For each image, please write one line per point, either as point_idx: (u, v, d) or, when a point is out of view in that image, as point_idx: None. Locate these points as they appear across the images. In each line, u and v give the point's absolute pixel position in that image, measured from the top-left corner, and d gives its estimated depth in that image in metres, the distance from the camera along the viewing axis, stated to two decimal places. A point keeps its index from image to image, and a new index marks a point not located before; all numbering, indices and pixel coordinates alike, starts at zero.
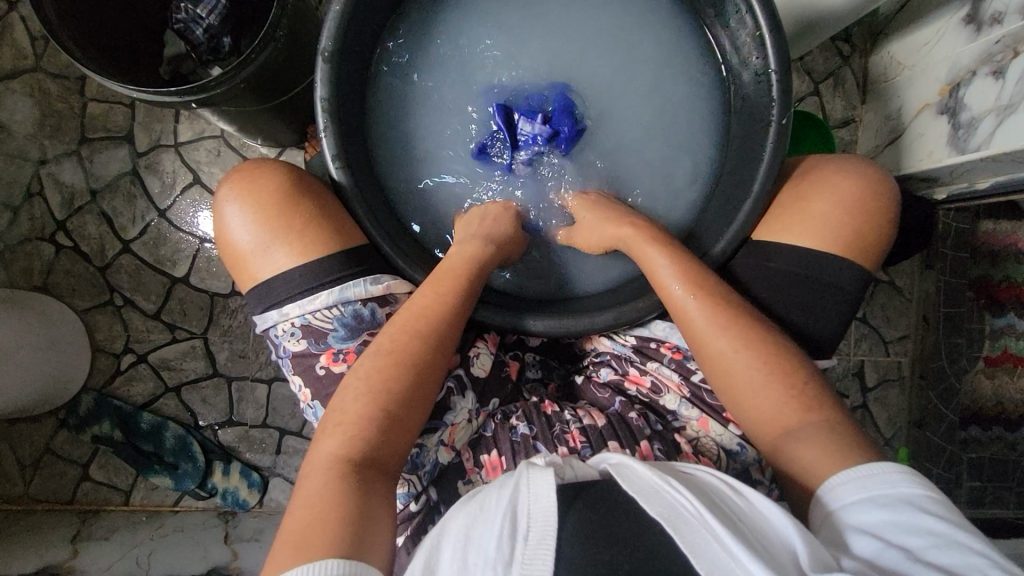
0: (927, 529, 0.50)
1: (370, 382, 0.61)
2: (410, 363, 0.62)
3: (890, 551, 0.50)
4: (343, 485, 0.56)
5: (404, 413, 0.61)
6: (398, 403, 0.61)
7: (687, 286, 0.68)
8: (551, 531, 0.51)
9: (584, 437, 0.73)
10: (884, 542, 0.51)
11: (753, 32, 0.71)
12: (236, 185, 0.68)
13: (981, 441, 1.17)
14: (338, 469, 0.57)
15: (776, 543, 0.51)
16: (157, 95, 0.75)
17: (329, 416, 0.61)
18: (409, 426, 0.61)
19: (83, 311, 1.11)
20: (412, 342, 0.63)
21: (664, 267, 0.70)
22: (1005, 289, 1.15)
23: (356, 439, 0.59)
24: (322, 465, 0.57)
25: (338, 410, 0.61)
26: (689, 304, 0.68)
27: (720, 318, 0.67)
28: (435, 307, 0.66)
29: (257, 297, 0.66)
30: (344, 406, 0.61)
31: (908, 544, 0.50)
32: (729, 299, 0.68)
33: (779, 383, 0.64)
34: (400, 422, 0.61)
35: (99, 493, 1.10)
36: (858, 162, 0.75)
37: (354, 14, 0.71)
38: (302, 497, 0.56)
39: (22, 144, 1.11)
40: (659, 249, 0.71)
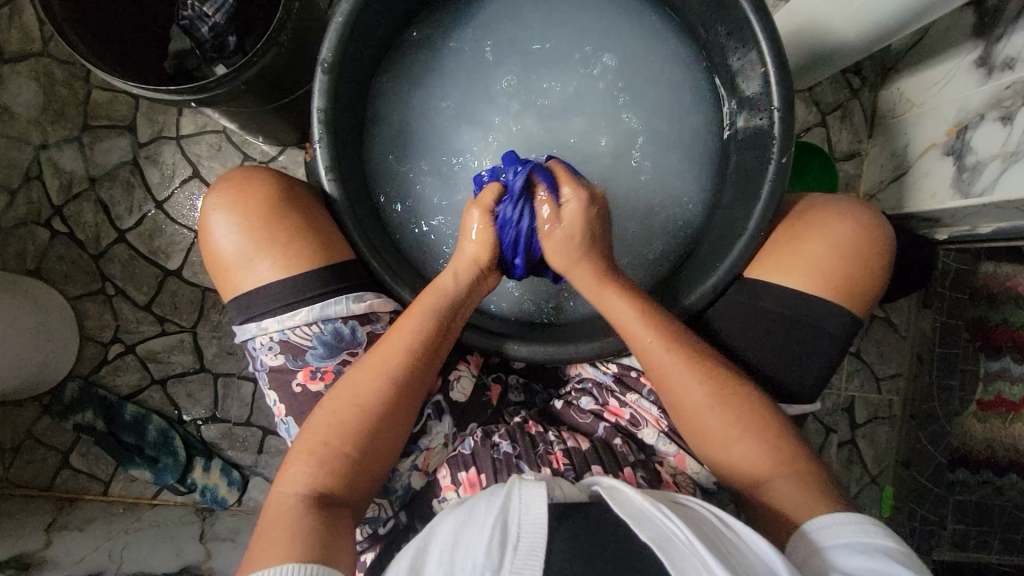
0: None
1: (339, 413, 0.62)
2: (383, 396, 0.64)
3: None
4: (309, 517, 0.57)
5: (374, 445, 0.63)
6: (369, 438, 0.63)
7: (660, 337, 0.67)
8: (540, 544, 0.51)
9: (567, 459, 0.72)
10: None
11: (757, 68, 0.71)
12: (223, 193, 0.67)
13: (970, 484, 1.15)
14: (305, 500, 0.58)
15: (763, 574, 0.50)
16: (156, 94, 0.75)
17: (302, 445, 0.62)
18: (379, 456, 0.63)
19: (74, 298, 1.11)
20: (386, 374, 0.64)
21: (625, 311, 0.68)
22: (1001, 332, 1.11)
23: (327, 468, 0.61)
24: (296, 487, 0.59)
25: (315, 433, 0.62)
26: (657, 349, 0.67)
27: (683, 375, 0.66)
28: (420, 333, 0.66)
29: (238, 308, 0.66)
30: (317, 433, 0.62)
31: None
32: (703, 356, 0.67)
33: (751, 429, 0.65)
34: (369, 452, 0.63)
35: (78, 481, 1.10)
36: (854, 205, 0.74)
37: (357, 26, 0.70)
38: (273, 515, 0.58)
39: (23, 127, 1.10)
40: (618, 295, 0.68)
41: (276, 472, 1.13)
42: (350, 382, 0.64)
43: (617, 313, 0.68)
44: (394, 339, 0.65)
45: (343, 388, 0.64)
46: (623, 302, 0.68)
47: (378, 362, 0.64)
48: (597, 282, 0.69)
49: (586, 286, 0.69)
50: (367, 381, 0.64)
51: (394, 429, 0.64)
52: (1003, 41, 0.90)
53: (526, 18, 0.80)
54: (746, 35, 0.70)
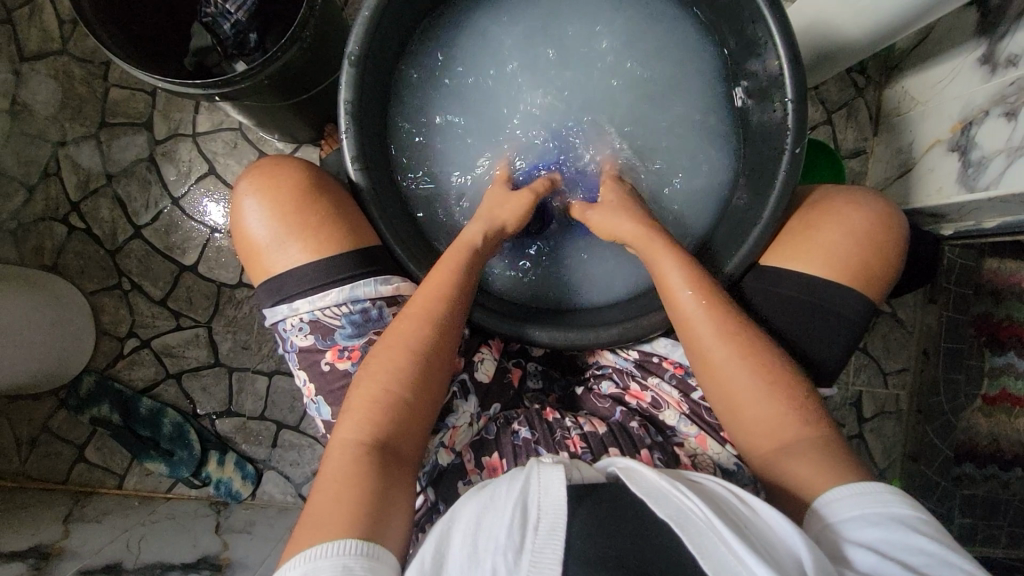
0: (920, 548, 0.51)
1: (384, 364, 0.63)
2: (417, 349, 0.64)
3: (887, 563, 0.50)
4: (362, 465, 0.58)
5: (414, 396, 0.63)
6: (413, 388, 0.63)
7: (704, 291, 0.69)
8: (560, 524, 0.52)
9: (585, 442, 0.74)
10: (881, 554, 0.51)
11: (771, 64, 0.72)
12: (256, 180, 0.69)
13: (975, 478, 1.17)
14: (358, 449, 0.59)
15: (781, 552, 0.51)
16: (183, 87, 0.76)
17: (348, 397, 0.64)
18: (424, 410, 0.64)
19: (90, 293, 1.12)
20: (418, 326, 0.65)
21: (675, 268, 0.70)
22: (1005, 328, 1.14)
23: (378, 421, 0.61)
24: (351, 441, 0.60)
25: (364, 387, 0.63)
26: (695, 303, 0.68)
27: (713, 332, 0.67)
28: (447, 288, 0.68)
29: (268, 290, 0.67)
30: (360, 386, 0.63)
31: (903, 559, 0.51)
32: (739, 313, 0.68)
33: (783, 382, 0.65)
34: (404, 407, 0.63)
35: (93, 475, 1.11)
36: (867, 195, 0.75)
37: (382, 21, 0.72)
38: (331, 470, 0.58)
39: (42, 124, 1.12)
40: (671, 253, 0.70)
41: (290, 466, 1.14)
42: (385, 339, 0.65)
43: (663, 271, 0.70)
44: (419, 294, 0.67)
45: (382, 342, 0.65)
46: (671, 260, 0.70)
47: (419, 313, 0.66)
48: (654, 243, 0.71)
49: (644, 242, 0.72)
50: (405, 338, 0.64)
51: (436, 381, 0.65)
52: (1007, 39, 0.92)
53: (543, 15, 0.82)
54: (760, 30, 0.72)
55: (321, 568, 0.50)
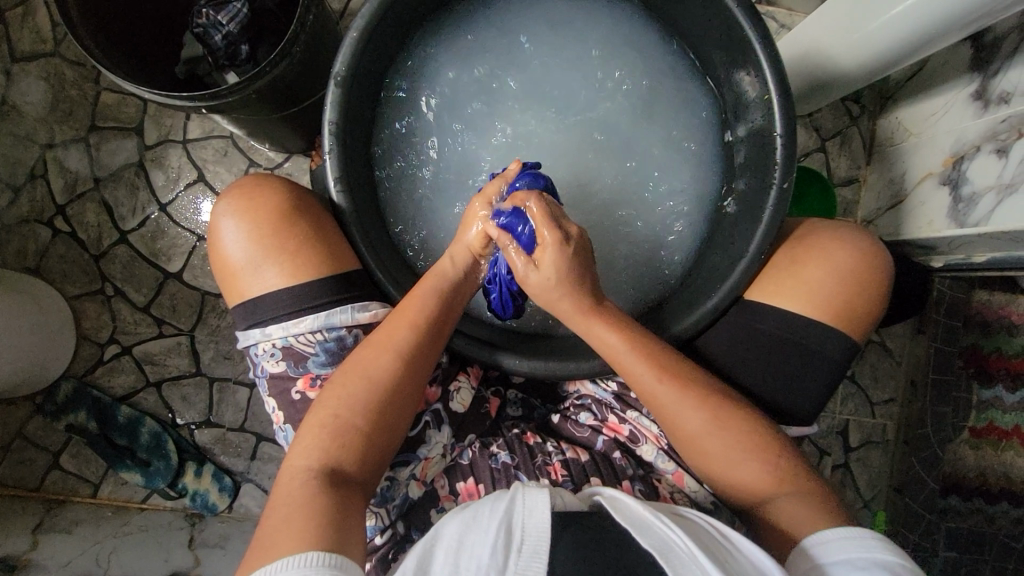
0: None
1: (351, 391, 0.63)
2: (393, 378, 0.64)
3: None
4: (323, 492, 0.57)
5: (388, 428, 0.63)
6: (379, 419, 0.63)
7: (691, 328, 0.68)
8: (543, 548, 0.52)
9: (566, 470, 0.73)
10: None
11: (761, 96, 0.72)
12: (234, 200, 0.68)
13: (960, 510, 1.16)
14: (312, 475, 0.58)
15: None
16: (168, 99, 0.75)
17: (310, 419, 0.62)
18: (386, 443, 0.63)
19: (72, 298, 1.11)
20: (395, 354, 0.65)
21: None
22: (993, 360, 1.13)
23: (341, 449, 0.60)
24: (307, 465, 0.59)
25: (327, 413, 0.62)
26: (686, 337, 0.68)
27: (680, 374, 0.67)
28: (427, 317, 0.67)
29: (242, 313, 0.66)
30: (326, 409, 0.62)
31: None
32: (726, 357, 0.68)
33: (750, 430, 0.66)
34: (375, 438, 0.62)
35: (67, 483, 1.09)
36: (854, 231, 0.75)
37: (371, 41, 0.71)
38: (283, 493, 0.57)
39: (30, 126, 1.11)
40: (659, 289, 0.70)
41: (268, 479, 1.13)
42: (353, 361, 0.64)
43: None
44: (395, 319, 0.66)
45: (354, 368, 0.64)
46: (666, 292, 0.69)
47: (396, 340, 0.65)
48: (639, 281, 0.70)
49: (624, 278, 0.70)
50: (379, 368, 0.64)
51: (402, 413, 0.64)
52: (999, 76, 0.92)
53: (535, 40, 0.82)
54: (751, 64, 0.72)
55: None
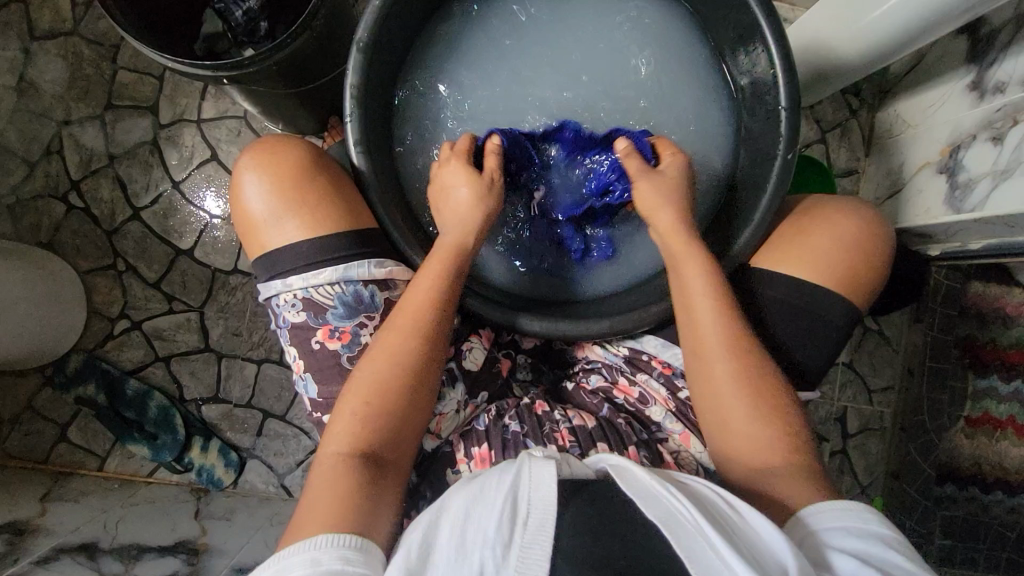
0: (896, 564, 0.52)
1: (376, 378, 0.64)
2: (400, 353, 0.65)
3: (868, 569, 0.51)
4: (351, 474, 0.59)
5: (399, 407, 0.64)
6: (395, 398, 0.64)
7: (713, 312, 0.69)
8: (550, 520, 0.53)
9: (573, 436, 0.74)
10: (863, 562, 0.52)
11: (768, 72, 0.75)
12: (257, 155, 0.70)
13: (956, 498, 1.18)
14: (344, 458, 0.60)
15: (769, 560, 0.52)
16: (192, 68, 0.77)
17: (339, 407, 0.65)
18: (406, 419, 0.64)
19: (84, 272, 1.12)
20: (399, 334, 0.66)
21: (694, 281, 0.70)
22: (990, 351, 1.16)
23: (361, 434, 0.62)
24: (335, 452, 0.61)
25: (353, 399, 0.64)
26: (704, 320, 0.69)
27: (720, 352, 0.68)
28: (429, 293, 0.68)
29: (264, 265, 0.68)
30: (346, 401, 0.64)
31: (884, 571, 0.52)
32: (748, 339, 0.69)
33: (765, 411, 0.67)
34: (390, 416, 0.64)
35: (75, 455, 1.10)
36: (856, 203, 0.77)
37: (391, 11, 0.73)
38: (316, 482, 0.59)
39: (47, 102, 1.13)
40: (699, 262, 0.71)
41: (274, 456, 1.14)
42: (376, 348, 0.66)
43: (690, 282, 0.71)
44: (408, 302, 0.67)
45: (368, 356, 0.66)
46: (691, 274, 0.70)
47: (401, 322, 0.66)
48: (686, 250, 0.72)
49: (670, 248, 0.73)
50: (387, 348, 0.65)
51: (417, 387, 0.65)
52: (995, 66, 0.95)
53: (549, 19, 0.84)
54: (758, 42, 0.74)
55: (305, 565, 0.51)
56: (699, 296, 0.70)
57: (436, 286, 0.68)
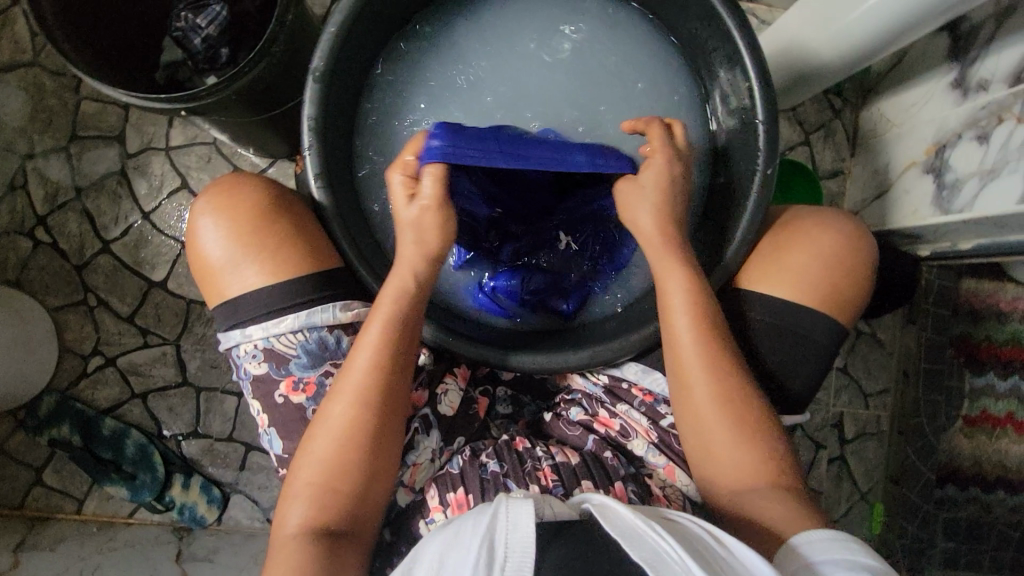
0: None
1: (327, 445, 0.62)
2: (351, 414, 0.62)
3: None
4: (309, 552, 0.57)
5: (357, 470, 0.62)
6: (351, 459, 0.62)
7: (695, 348, 0.67)
8: (528, 566, 0.49)
9: (556, 474, 0.71)
10: None
11: (742, 83, 0.73)
12: (214, 199, 0.67)
13: (959, 501, 1.16)
14: (302, 534, 0.59)
15: None
16: (146, 102, 0.74)
17: (293, 474, 0.62)
18: (365, 482, 0.62)
19: (54, 309, 1.09)
20: (348, 394, 0.62)
21: (680, 309, 0.67)
22: (985, 348, 1.15)
23: (321, 505, 0.60)
24: (294, 529, 0.59)
25: (305, 468, 0.62)
26: (689, 351, 0.67)
27: (711, 379, 0.66)
28: (378, 347, 0.64)
29: (223, 314, 0.65)
30: (300, 473, 0.61)
31: None
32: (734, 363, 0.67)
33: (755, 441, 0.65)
34: (351, 480, 0.61)
35: (51, 500, 1.06)
36: (836, 216, 0.75)
37: (349, 37, 0.71)
38: (276, 563, 0.57)
39: (10, 136, 1.09)
40: (677, 278, 0.68)
41: (259, 489, 1.10)
42: (323, 413, 0.63)
43: (670, 297, 0.68)
44: (353, 359, 0.64)
45: (316, 421, 0.63)
46: (677, 302, 0.67)
47: (347, 382, 0.63)
48: (665, 259, 0.69)
49: (654, 262, 0.70)
50: (339, 409, 0.62)
51: (376, 445, 0.63)
52: (977, 63, 0.93)
53: (518, 36, 0.81)
54: (731, 53, 0.72)
55: None
56: (675, 319, 0.68)
57: (381, 342, 0.64)
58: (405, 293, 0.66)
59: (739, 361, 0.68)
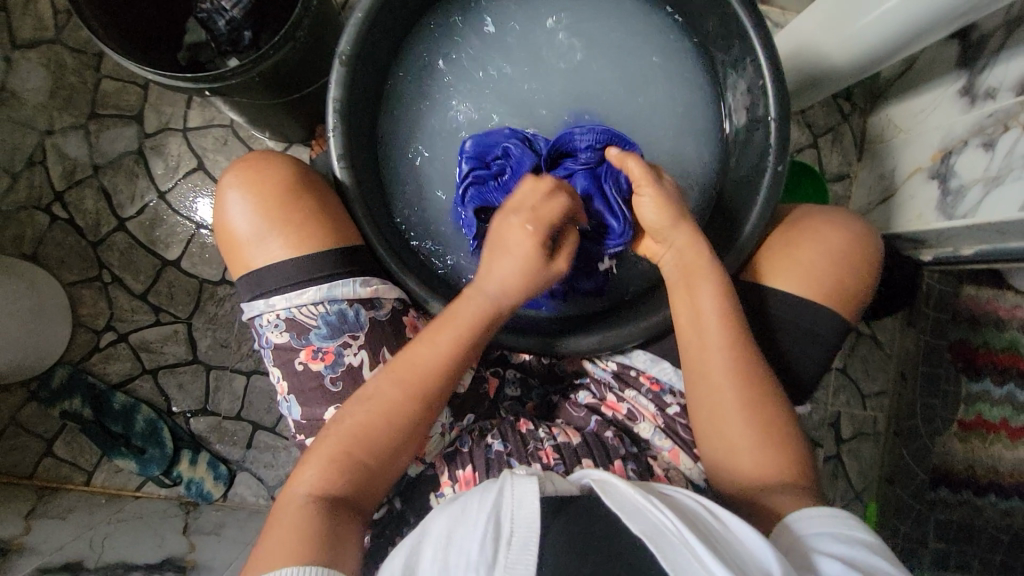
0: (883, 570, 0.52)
1: (365, 420, 0.63)
2: (400, 399, 0.64)
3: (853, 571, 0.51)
4: (319, 513, 0.59)
5: (388, 450, 0.64)
6: (387, 438, 0.64)
7: (720, 339, 0.68)
8: (533, 537, 0.52)
9: (558, 453, 0.74)
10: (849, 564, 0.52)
11: (755, 81, 0.74)
12: (241, 173, 0.68)
13: (948, 503, 1.19)
14: (314, 495, 0.60)
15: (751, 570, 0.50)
16: (173, 80, 0.76)
17: (319, 439, 0.64)
18: (389, 460, 0.64)
19: (69, 284, 1.11)
20: (399, 379, 0.65)
21: (709, 300, 0.69)
22: (981, 354, 1.16)
23: (341, 471, 0.62)
24: (308, 489, 0.60)
25: (333, 434, 0.63)
26: (714, 344, 0.69)
27: (734, 373, 0.68)
28: (447, 347, 0.66)
29: (248, 285, 0.67)
30: (328, 438, 0.63)
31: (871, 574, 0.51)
32: (755, 363, 0.68)
33: (766, 439, 0.67)
34: (382, 458, 0.64)
35: (60, 470, 1.08)
36: (845, 215, 0.77)
37: (374, 22, 0.72)
38: (283, 516, 0.59)
39: (30, 112, 1.11)
40: (709, 280, 0.70)
41: (264, 468, 1.12)
42: (371, 391, 0.65)
43: (699, 295, 0.70)
44: (414, 350, 0.66)
45: (358, 397, 0.65)
46: (703, 297, 0.69)
47: (402, 369, 0.65)
48: (699, 260, 0.71)
49: (687, 258, 0.71)
50: (385, 390, 0.64)
51: (411, 431, 0.65)
52: (986, 72, 0.94)
53: (537, 28, 0.83)
54: (745, 51, 0.74)
55: None
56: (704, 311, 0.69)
57: (447, 341, 0.66)
58: (480, 297, 0.68)
59: (761, 359, 0.69)
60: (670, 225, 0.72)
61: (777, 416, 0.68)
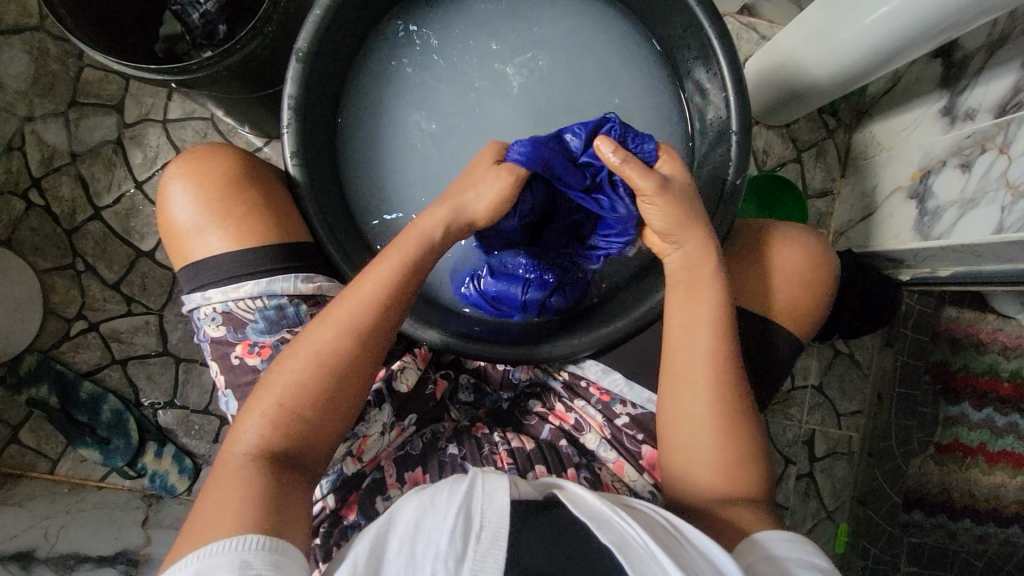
0: None
1: (303, 374, 0.62)
2: (338, 351, 0.63)
3: None
4: (258, 476, 0.58)
5: (328, 408, 0.62)
6: (325, 393, 0.62)
7: (708, 348, 0.68)
8: (503, 531, 0.51)
9: (511, 458, 0.75)
10: None
11: (721, 92, 0.74)
12: (186, 164, 0.68)
13: (923, 527, 1.17)
14: (253, 458, 0.59)
15: None
16: (137, 70, 0.75)
17: (254, 398, 0.62)
18: (331, 418, 0.63)
19: (42, 271, 1.10)
20: (338, 331, 0.63)
21: (703, 312, 0.68)
22: (962, 378, 1.16)
23: (280, 431, 0.61)
24: (246, 451, 0.59)
25: (270, 391, 0.62)
26: (701, 350, 0.68)
27: (715, 386, 0.67)
28: (383, 293, 0.65)
29: (186, 276, 0.67)
30: (266, 395, 0.62)
31: None
32: (734, 376, 0.68)
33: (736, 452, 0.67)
34: (323, 416, 0.62)
35: (25, 458, 1.08)
36: (803, 232, 0.77)
37: (336, 20, 0.72)
38: (220, 480, 0.58)
39: (11, 98, 1.11)
40: (706, 291, 0.69)
41: None
42: (307, 342, 0.63)
43: (694, 311, 0.69)
44: (351, 298, 0.64)
45: (295, 350, 0.63)
46: (703, 304, 0.68)
47: (340, 318, 0.64)
48: (695, 277, 0.69)
49: (682, 273, 0.70)
50: (325, 343, 0.63)
51: (353, 387, 0.64)
52: (967, 92, 0.93)
53: (507, 30, 0.82)
54: (711, 62, 0.73)
55: (217, 565, 0.50)
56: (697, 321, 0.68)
57: (385, 288, 0.65)
58: (422, 250, 0.66)
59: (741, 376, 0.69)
60: (680, 228, 0.67)
61: (750, 430, 0.68)
